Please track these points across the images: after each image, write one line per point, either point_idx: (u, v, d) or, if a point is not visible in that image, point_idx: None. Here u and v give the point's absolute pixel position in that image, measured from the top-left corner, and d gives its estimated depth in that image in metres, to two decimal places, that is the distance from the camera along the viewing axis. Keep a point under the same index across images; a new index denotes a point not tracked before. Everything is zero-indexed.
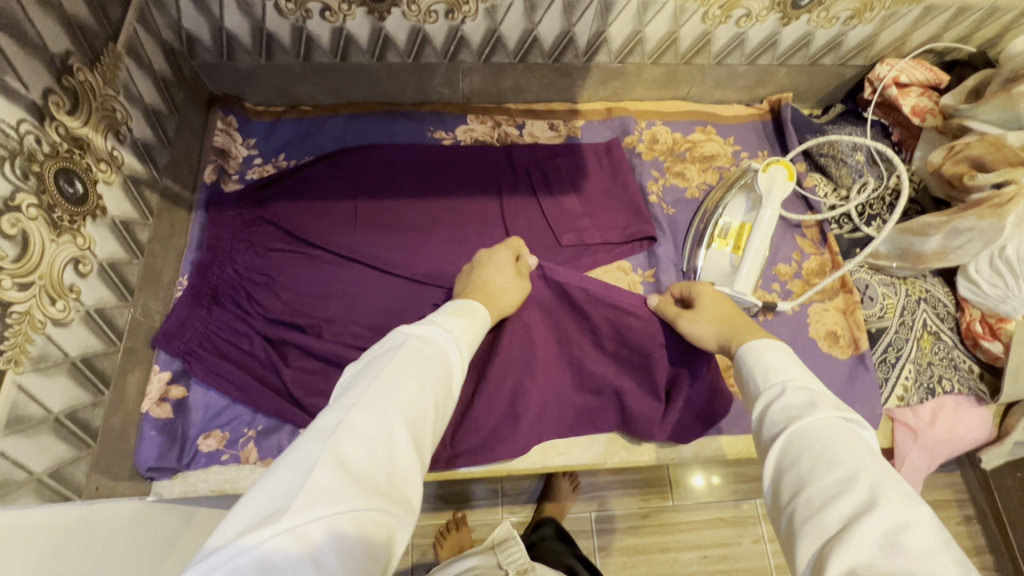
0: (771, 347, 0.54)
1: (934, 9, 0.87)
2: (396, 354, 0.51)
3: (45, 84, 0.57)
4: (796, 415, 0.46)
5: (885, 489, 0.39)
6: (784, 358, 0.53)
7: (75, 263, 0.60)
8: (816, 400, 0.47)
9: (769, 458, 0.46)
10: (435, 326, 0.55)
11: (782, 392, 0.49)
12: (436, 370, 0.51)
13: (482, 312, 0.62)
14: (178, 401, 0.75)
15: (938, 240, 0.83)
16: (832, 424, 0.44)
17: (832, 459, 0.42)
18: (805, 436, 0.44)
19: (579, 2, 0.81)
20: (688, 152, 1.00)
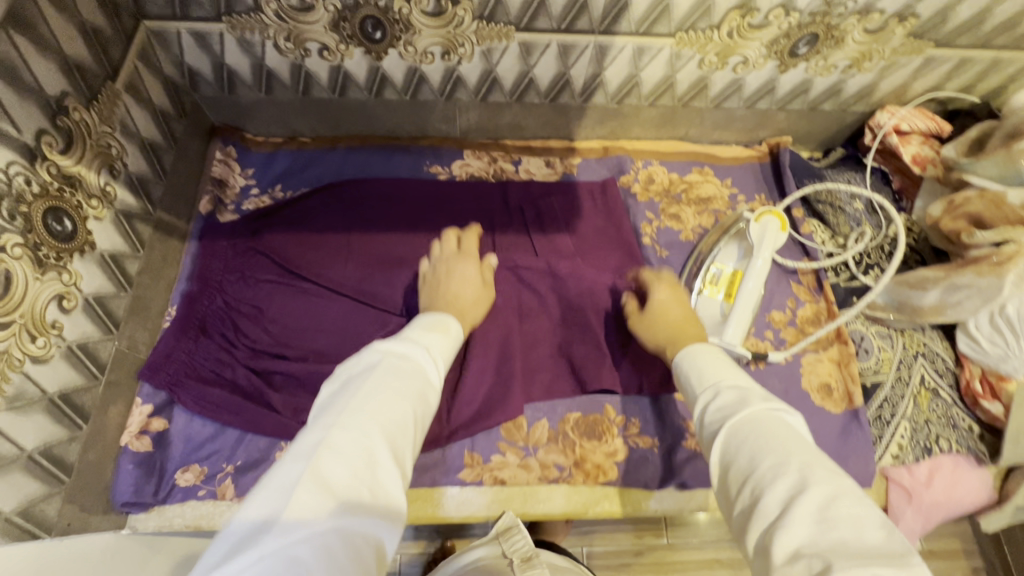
0: (700, 354, 0.60)
1: (934, 60, 0.86)
2: (374, 368, 0.50)
3: (39, 125, 0.58)
4: (729, 411, 0.50)
5: (813, 467, 0.42)
6: (712, 363, 0.57)
7: (60, 299, 0.61)
8: (746, 395, 0.50)
9: (713, 456, 0.48)
10: (410, 342, 0.55)
11: (714, 393, 0.53)
12: (416, 383, 0.50)
13: (453, 326, 0.63)
14: (159, 434, 0.75)
15: (936, 295, 0.81)
16: (760, 414, 0.47)
17: (762, 446, 0.44)
18: (739, 429, 0.47)
19: (575, 47, 0.81)
20: (684, 193, 0.99)
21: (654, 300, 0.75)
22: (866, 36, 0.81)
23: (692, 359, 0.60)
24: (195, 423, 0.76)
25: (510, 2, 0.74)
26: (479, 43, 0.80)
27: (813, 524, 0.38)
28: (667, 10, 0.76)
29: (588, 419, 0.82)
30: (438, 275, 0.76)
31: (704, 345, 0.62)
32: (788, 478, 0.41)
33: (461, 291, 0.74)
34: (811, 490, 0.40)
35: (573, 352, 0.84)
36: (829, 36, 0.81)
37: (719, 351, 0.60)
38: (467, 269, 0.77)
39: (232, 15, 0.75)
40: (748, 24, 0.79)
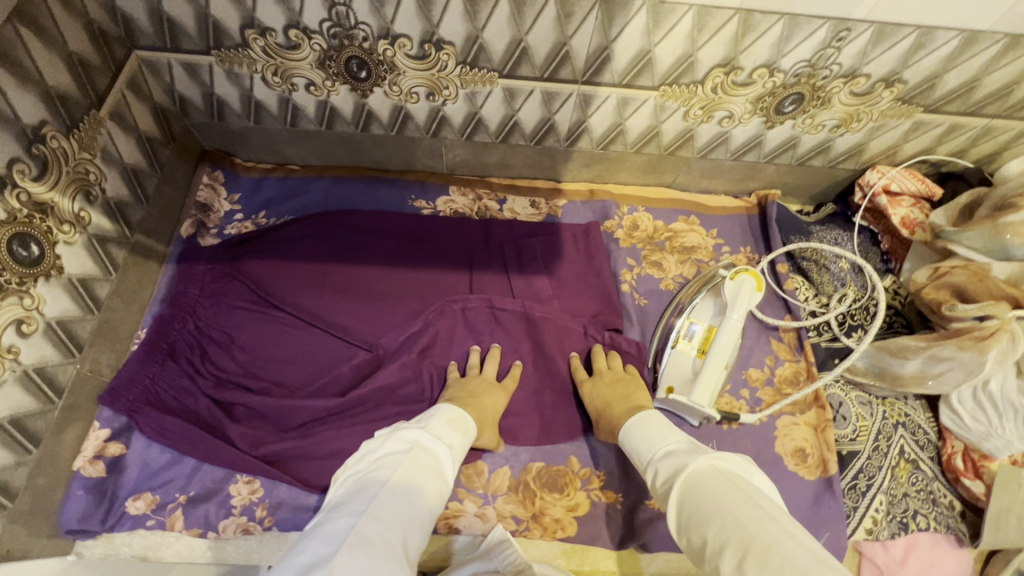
0: (640, 431, 0.67)
1: (924, 123, 0.85)
2: (403, 461, 0.55)
3: (11, 154, 0.59)
4: (670, 483, 0.56)
5: (746, 517, 0.47)
6: (651, 438, 0.64)
7: (18, 324, 0.61)
8: (682, 462, 0.56)
9: (673, 527, 0.53)
10: (438, 441, 0.60)
11: (655, 470, 0.60)
12: (433, 485, 0.56)
13: (471, 428, 0.68)
14: (113, 460, 0.74)
15: (917, 364, 0.79)
16: (695, 476, 0.53)
17: (700, 511, 0.50)
18: (683, 501, 0.53)
19: (558, 94, 0.82)
20: (667, 241, 0.98)
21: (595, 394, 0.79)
22: (853, 98, 0.81)
23: (636, 437, 0.68)
24: (152, 449, 0.75)
25: (492, 50, 0.75)
26: (463, 87, 0.81)
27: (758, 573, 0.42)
28: (649, 64, 0.76)
29: (552, 470, 0.80)
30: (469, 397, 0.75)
31: (627, 425, 0.70)
32: (729, 537, 0.46)
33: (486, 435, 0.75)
34: (749, 544, 0.45)
35: (543, 399, 0.84)
36: (815, 96, 0.81)
37: (652, 417, 0.68)
38: (500, 397, 0.78)
39: (221, 49, 0.76)
40: (731, 81, 0.78)
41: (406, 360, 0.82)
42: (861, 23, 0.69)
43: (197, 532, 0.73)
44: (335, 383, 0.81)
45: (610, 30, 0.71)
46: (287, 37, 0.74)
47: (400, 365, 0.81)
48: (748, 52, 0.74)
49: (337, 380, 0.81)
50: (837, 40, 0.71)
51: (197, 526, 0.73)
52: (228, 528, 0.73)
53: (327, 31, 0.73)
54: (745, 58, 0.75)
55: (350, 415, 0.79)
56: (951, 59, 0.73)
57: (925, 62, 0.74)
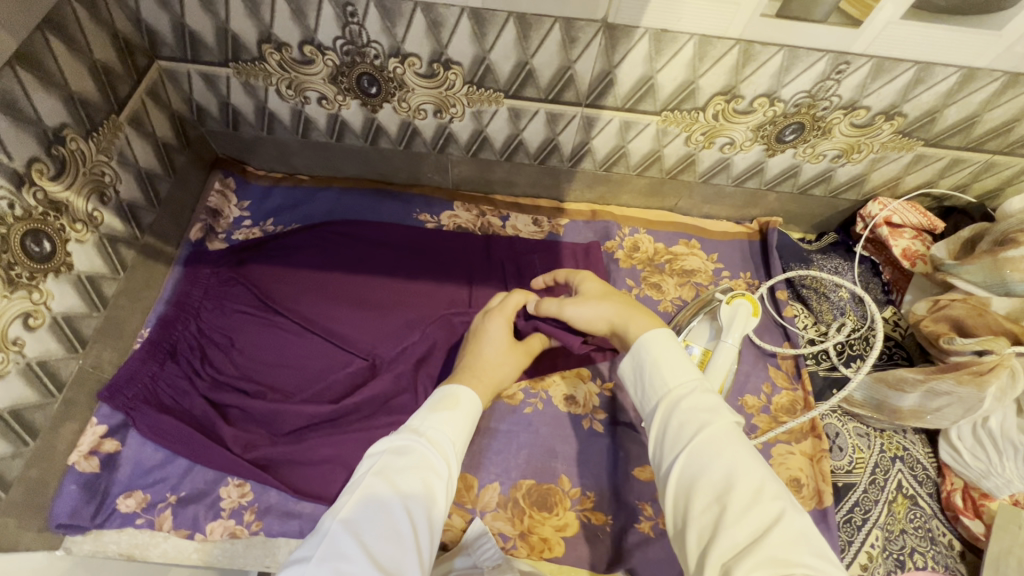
0: (671, 338, 0.57)
1: (925, 157, 0.85)
2: (371, 477, 0.52)
3: (31, 153, 0.62)
4: (709, 417, 0.50)
5: (784, 495, 0.46)
6: (684, 355, 0.56)
7: (26, 317, 0.63)
8: (719, 407, 0.51)
9: (677, 465, 0.49)
10: (416, 436, 0.56)
11: (690, 392, 0.53)
12: (423, 488, 0.52)
13: (468, 399, 0.63)
14: (108, 456, 0.75)
15: (915, 398, 0.77)
16: (734, 433, 0.50)
17: (737, 463, 0.47)
18: (713, 445, 0.48)
19: (562, 116, 0.84)
20: (668, 264, 0.99)
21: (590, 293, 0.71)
22: (854, 130, 0.82)
23: (659, 343, 0.57)
24: (146, 448, 0.76)
25: (499, 71, 0.77)
26: (470, 106, 0.84)
27: (784, 546, 0.42)
28: (652, 89, 0.78)
29: (542, 488, 0.80)
30: (480, 350, 0.74)
31: (661, 329, 0.58)
32: (765, 503, 0.45)
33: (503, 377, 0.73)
34: (783, 518, 0.44)
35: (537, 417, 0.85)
36: (815, 126, 0.82)
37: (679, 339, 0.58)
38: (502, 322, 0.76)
39: (238, 62, 0.79)
40: (732, 109, 0.80)
41: (401, 370, 0.82)
42: (860, 57, 0.70)
43: (184, 533, 0.73)
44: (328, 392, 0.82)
45: (613, 55, 0.73)
46: (301, 52, 0.76)
47: (395, 375, 0.82)
48: (749, 81, 0.75)
49: (331, 388, 0.82)
50: (837, 72, 0.72)
51: (185, 527, 0.73)
52: (215, 530, 0.73)
53: (340, 48, 0.75)
54: (745, 87, 0.76)
55: (343, 422, 0.79)
56: (950, 94, 0.74)
57: (924, 97, 0.75)
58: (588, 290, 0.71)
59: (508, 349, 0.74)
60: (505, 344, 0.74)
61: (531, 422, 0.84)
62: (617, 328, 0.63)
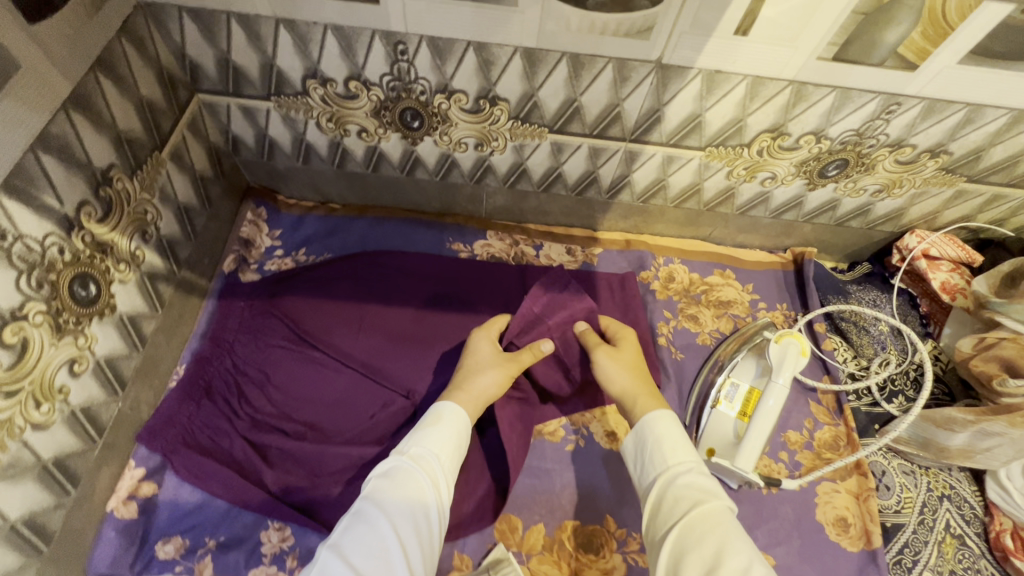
0: (673, 422, 0.65)
1: (966, 192, 0.85)
2: (362, 500, 0.58)
3: (81, 196, 0.60)
4: (701, 495, 0.57)
5: (767, 572, 0.49)
6: (683, 438, 0.64)
7: (71, 364, 0.62)
8: (712, 490, 0.58)
9: (670, 540, 0.55)
10: (400, 456, 0.62)
11: (688, 471, 0.60)
12: (409, 503, 0.58)
13: (450, 414, 0.67)
14: (145, 500, 0.74)
15: (965, 437, 0.77)
16: (723, 514, 0.55)
17: (725, 539, 0.52)
18: (704, 522, 0.54)
19: (605, 150, 0.83)
20: (704, 295, 0.98)
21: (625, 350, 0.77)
22: (897, 166, 0.82)
23: (666, 426, 0.65)
24: (184, 490, 0.75)
25: (545, 107, 0.76)
26: (512, 139, 0.83)
27: None
28: (698, 126, 0.77)
29: (587, 529, 0.79)
30: (463, 360, 0.75)
31: (664, 411, 0.66)
32: None
33: (491, 390, 0.71)
34: None
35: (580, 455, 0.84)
36: (859, 162, 0.82)
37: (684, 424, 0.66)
38: (491, 330, 0.77)
39: (281, 96, 0.78)
40: (778, 145, 0.79)
41: None
42: (912, 98, 0.70)
43: None
44: (367, 432, 0.79)
45: (664, 93, 0.72)
46: (346, 87, 0.75)
47: None
48: (798, 119, 0.75)
49: (373, 428, 0.79)
50: (887, 112, 0.72)
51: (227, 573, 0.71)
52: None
53: (386, 84, 0.74)
54: (793, 126, 0.76)
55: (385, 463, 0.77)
56: (998, 134, 0.74)
57: (972, 136, 0.75)
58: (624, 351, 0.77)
59: (490, 359, 0.73)
60: (488, 357, 0.74)
61: (572, 459, 0.84)
62: (624, 401, 0.71)
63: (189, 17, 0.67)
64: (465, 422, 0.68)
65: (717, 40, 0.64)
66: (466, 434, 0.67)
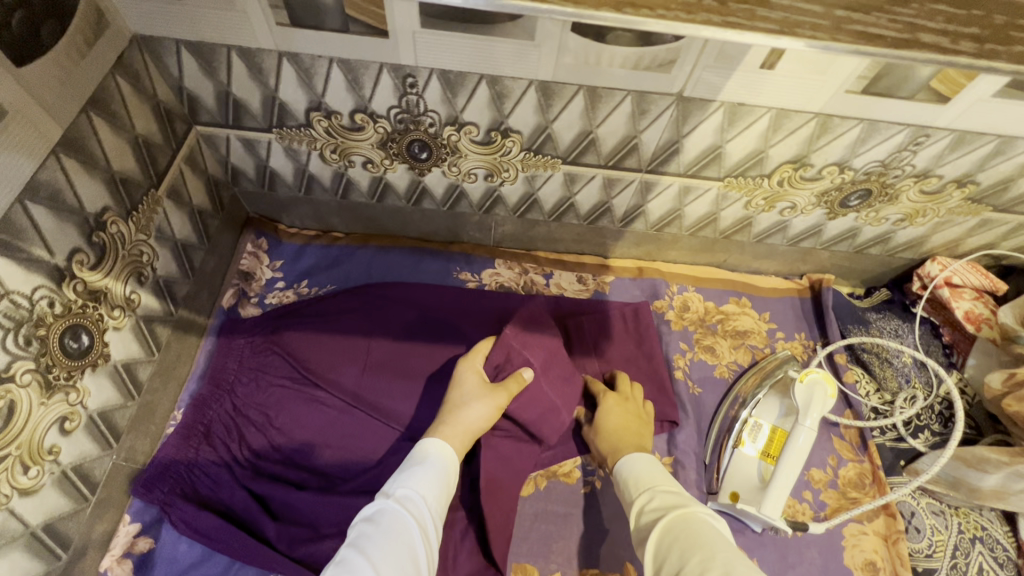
0: (637, 461, 0.68)
1: (992, 221, 0.83)
2: (346, 549, 0.54)
3: (73, 244, 0.57)
4: (665, 511, 0.58)
5: (730, 557, 0.50)
6: (649, 470, 0.66)
7: (62, 422, 0.58)
8: (676, 501, 0.59)
9: (648, 563, 0.55)
10: (385, 499, 0.58)
11: (652, 495, 0.61)
12: (397, 548, 0.54)
13: (437, 452, 0.64)
14: (141, 557, 0.70)
15: (998, 479, 0.74)
16: (690, 516, 0.55)
17: (688, 542, 0.52)
18: (670, 531, 0.55)
19: (620, 180, 0.80)
20: (719, 324, 0.95)
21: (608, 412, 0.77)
22: (922, 196, 0.79)
23: (629, 466, 0.67)
24: (182, 545, 0.71)
25: (560, 139, 0.73)
26: (524, 170, 0.80)
27: None
28: (718, 157, 0.74)
29: None
30: (453, 387, 0.71)
31: (631, 455, 0.69)
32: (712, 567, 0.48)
33: (477, 423, 0.68)
34: None
35: (596, 498, 0.80)
36: (882, 193, 0.79)
37: (649, 458, 0.68)
38: (479, 360, 0.73)
39: (282, 128, 0.75)
40: (799, 175, 0.77)
41: None
42: (941, 130, 0.67)
43: None
44: (373, 479, 0.75)
45: (683, 126, 0.70)
46: (352, 120, 0.72)
47: None
48: (821, 151, 0.72)
49: (380, 475, 0.75)
50: (915, 144, 0.70)
51: None
52: None
53: (394, 116, 0.71)
54: (816, 157, 0.73)
55: None
56: None
57: (1001, 167, 0.72)
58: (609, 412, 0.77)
59: (479, 390, 0.70)
60: (476, 389, 0.70)
61: (588, 502, 0.80)
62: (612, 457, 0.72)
63: (187, 50, 0.64)
64: (453, 461, 0.65)
65: (742, 73, 0.61)
66: (454, 475, 0.64)
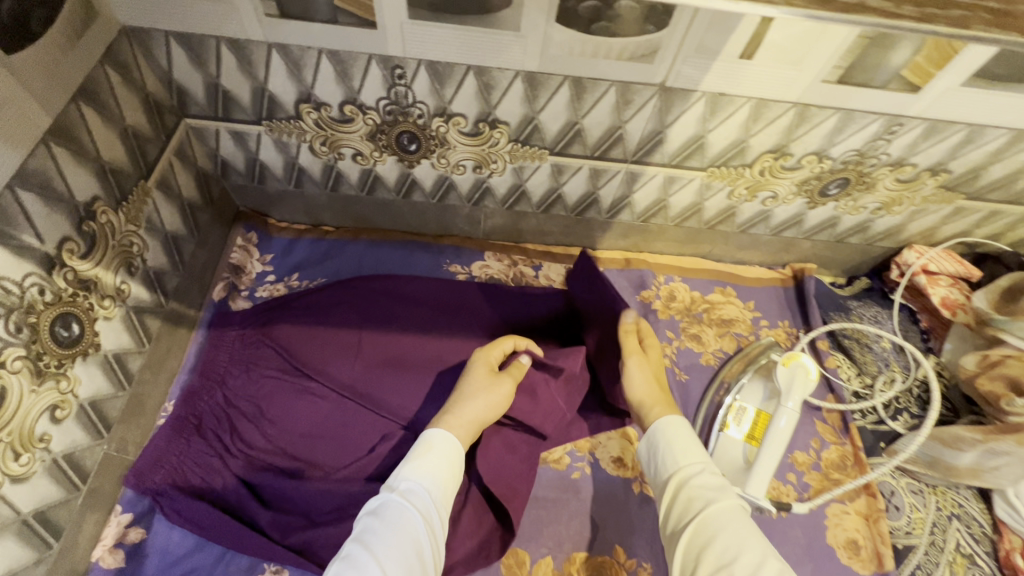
0: (683, 424, 0.63)
1: (965, 209, 0.86)
2: (351, 543, 0.54)
3: (63, 232, 0.57)
4: (714, 496, 0.56)
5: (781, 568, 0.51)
6: (694, 438, 0.62)
7: (53, 410, 0.58)
8: (723, 486, 0.58)
9: (684, 539, 0.55)
10: (389, 492, 0.57)
11: (700, 472, 0.59)
12: (401, 544, 0.53)
13: (441, 442, 0.62)
14: (133, 547, 0.70)
15: (973, 456, 0.77)
16: (738, 513, 0.55)
17: (742, 540, 0.52)
18: (719, 522, 0.54)
19: (606, 171, 0.82)
20: (705, 313, 0.97)
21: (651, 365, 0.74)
22: (898, 185, 0.82)
23: (673, 428, 0.63)
24: (174, 534, 0.71)
25: (547, 130, 0.74)
26: (511, 162, 0.81)
27: None
28: (701, 147, 0.76)
29: (596, 560, 0.77)
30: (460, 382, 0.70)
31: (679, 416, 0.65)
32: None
33: (483, 414, 0.66)
34: None
35: (587, 483, 0.82)
36: (860, 181, 0.81)
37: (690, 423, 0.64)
38: (494, 351, 0.72)
39: (272, 120, 0.75)
40: (780, 165, 0.79)
41: None
42: (914, 119, 0.70)
43: None
44: (365, 468, 0.75)
45: (666, 116, 0.71)
46: (341, 111, 0.73)
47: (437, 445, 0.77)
48: (800, 140, 0.74)
49: (373, 463, 0.75)
50: (889, 132, 0.72)
51: None
52: None
53: (383, 108, 0.72)
54: (796, 146, 0.75)
55: None
56: (997, 153, 0.75)
57: (972, 155, 0.75)
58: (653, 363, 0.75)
59: (488, 382, 0.69)
60: (489, 379, 0.69)
61: (578, 488, 0.81)
62: (641, 409, 0.68)
63: (175, 41, 0.64)
64: (458, 450, 0.62)
65: (722, 63, 0.63)
66: (459, 464, 0.62)
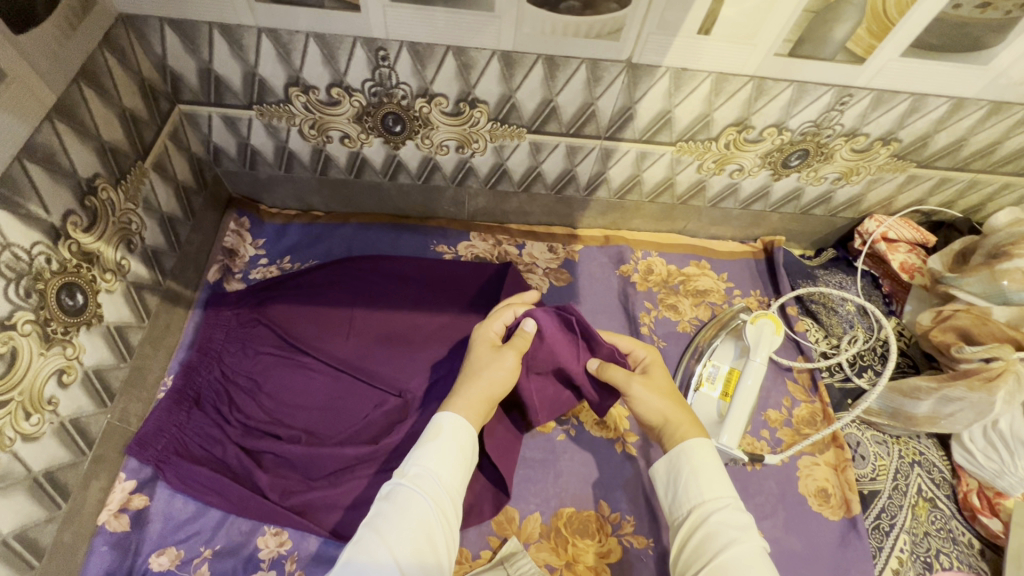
0: (709, 451, 0.63)
1: (918, 177, 0.92)
2: (364, 529, 0.54)
3: (67, 206, 0.61)
4: (736, 535, 0.56)
5: None
6: (719, 468, 0.61)
7: (60, 374, 0.62)
8: (744, 526, 0.57)
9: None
10: (400, 478, 0.57)
11: (722, 509, 0.58)
12: (415, 532, 0.53)
13: (451, 424, 0.61)
14: (137, 513, 0.73)
15: (929, 404, 0.82)
16: (758, 557, 0.54)
17: None
18: (739, 565, 0.53)
19: (581, 148, 0.86)
20: (682, 285, 1.02)
21: (659, 380, 0.70)
22: (853, 154, 0.87)
23: (699, 456, 0.62)
24: (177, 500, 0.75)
25: (523, 108, 0.79)
26: (492, 141, 0.85)
27: None
28: (668, 122, 0.81)
29: (582, 515, 0.81)
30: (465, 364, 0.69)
31: (702, 440, 0.63)
32: None
33: (491, 391, 0.65)
34: None
35: (572, 445, 0.86)
36: (819, 152, 0.87)
37: (715, 451, 0.63)
38: (494, 325, 0.73)
39: (262, 105, 0.79)
40: (743, 138, 0.84)
41: None
42: (862, 90, 0.75)
43: None
44: (359, 433, 0.79)
45: (635, 92, 0.76)
46: (328, 94, 0.77)
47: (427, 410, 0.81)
48: (760, 113, 0.79)
49: (366, 429, 0.78)
50: (841, 103, 0.78)
51: None
52: None
53: (368, 90, 0.77)
54: (756, 119, 0.81)
55: None
56: (941, 122, 0.80)
57: (918, 124, 0.81)
58: (658, 377, 0.71)
59: (491, 355, 0.69)
60: (496, 361, 0.68)
61: (564, 449, 0.86)
62: (666, 428, 0.66)
63: (170, 28, 0.68)
64: (468, 430, 0.61)
65: (682, 39, 0.68)
66: (471, 443, 0.61)
